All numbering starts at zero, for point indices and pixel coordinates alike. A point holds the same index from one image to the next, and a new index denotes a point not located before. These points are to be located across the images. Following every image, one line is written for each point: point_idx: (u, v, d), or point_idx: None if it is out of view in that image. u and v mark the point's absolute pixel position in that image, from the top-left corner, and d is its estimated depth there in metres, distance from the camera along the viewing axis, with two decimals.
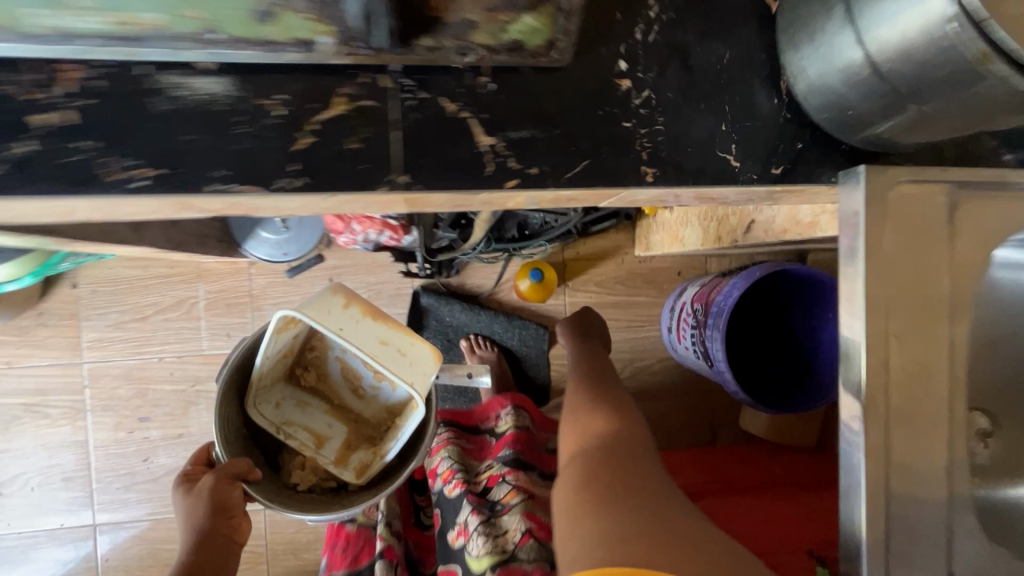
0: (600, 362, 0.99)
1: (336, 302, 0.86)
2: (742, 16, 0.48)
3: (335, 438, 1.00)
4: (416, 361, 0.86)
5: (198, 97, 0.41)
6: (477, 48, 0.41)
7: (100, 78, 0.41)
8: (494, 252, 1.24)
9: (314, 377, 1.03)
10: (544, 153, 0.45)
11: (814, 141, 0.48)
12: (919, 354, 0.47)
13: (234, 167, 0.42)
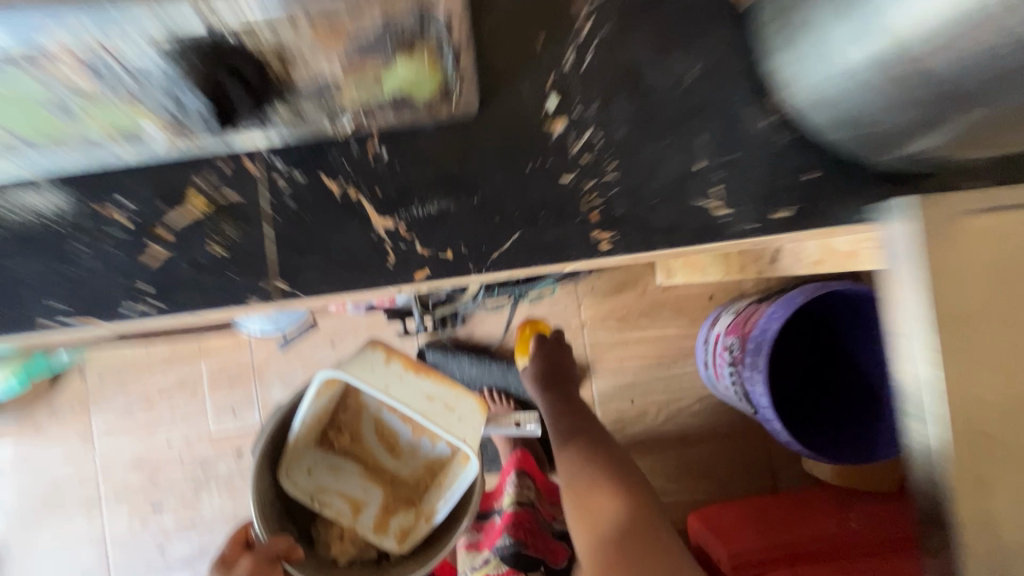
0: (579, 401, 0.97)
1: (377, 357, 0.75)
2: (716, 28, 0.58)
3: (372, 504, 0.83)
4: (464, 417, 0.76)
5: (42, 215, 0.59)
6: (356, 107, 0.52)
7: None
8: (499, 296, 1.13)
9: (348, 434, 0.84)
10: (460, 228, 0.60)
11: (832, 169, 0.58)
12: (987, 417, 0.43)
13: (73, 304, 0.59)
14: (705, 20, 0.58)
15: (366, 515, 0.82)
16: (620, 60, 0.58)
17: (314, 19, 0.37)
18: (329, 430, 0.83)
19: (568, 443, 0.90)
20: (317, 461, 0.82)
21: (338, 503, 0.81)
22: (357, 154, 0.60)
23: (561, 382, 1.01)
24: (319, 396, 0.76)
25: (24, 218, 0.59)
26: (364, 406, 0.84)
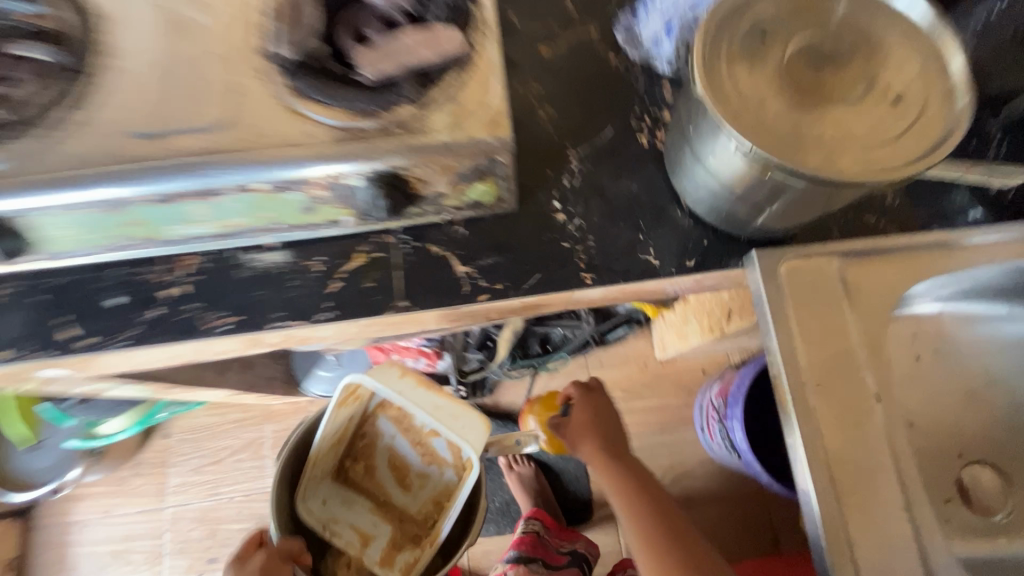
0: (646, 477, 0.85)
1: (389, 372, 0.81)
2: (644, 159, 0.63)
3: (380, 538, 0.89)
4: (468, 426, 0.80)
5: (268, 267, 0.61)
6: (449, 209, 0.61)
7: (111, 270, 0.61)
8: (520, 369, 1.35)
9: (364, 464, 0.93)
10: (502, 272, 0.61)
11: (717, 236, 0.60)
12: (843, 399, 0.53)
13: (237, 321, 0.59)
14: (632, 153, 0.63)
15: (373, 548, 0.88)
16: (592, 172, 0.63)
17: (430, 162, 0.54)
18: (345, 459, 0.92)
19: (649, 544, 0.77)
20: (332, 493, 0.90)
21: (348, 534, 0.88)
22: (453, 233, 0.62)
23: (620, 461, 0.86)
24: (341, 412, 0.83)
25: (250, 261, 0.61)
26: (377, 436, 0.90)
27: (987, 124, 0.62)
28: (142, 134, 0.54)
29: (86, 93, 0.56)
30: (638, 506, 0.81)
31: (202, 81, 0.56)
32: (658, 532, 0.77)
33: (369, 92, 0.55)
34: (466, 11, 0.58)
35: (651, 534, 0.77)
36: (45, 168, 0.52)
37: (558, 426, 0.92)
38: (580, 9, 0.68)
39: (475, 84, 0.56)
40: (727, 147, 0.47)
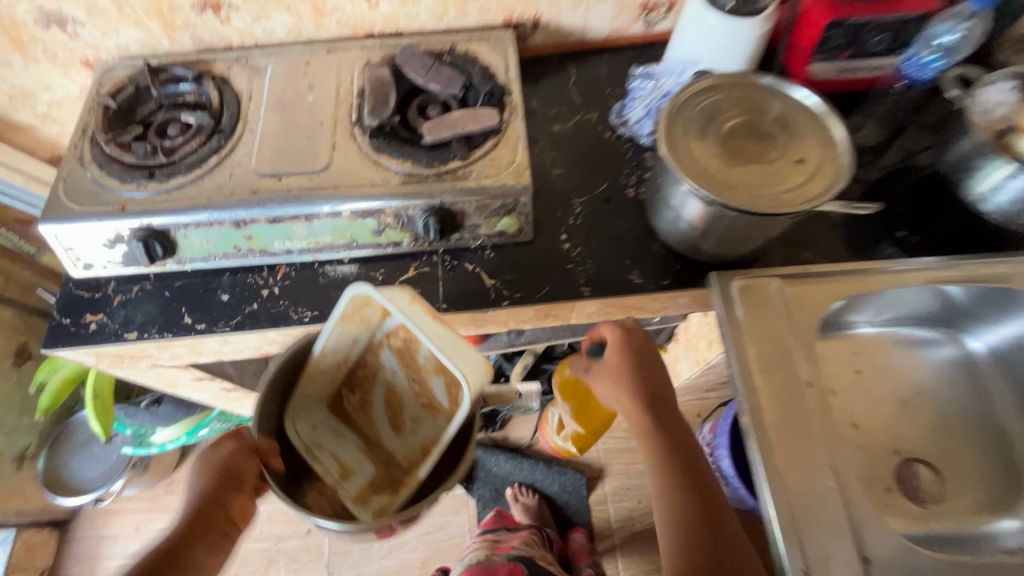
0: (690, 449, 0.68)
1: (397, 295, 0.67)
2: (631, 205, 0.83)
3: (361, 476, 0.77)
4: (467, 364, 0.67)
5: (342, 276, 0.80)
6: (483, 235, 0.79)
7: (223, 274, 0.80)
8: (529, 406, 1.48)
9: (359, 398, 0.81)
10: (521, 285, 0.79)
11: (687, 263, 0.78)
12: (780, 384, 0.68)
13: (315, 314, 0.77)
14: (622, 201, 0.83)
15: (354, 481, 0.76)
16: (592, 214, 0.82)
17: (471, 197, 0.74)
18: (343, 390, 0.81)
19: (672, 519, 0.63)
20: (324, 421, 0.79)
21: (329, 462, 0.75)
22: (485, 255, 0.81)
23: (663, 421, 0.69)
24: (347, 330, 0.73)
25: (329, 271, 0.80)
26: (378, 372, 0.79)
27: (893, 188, 0.80)
28: (266, 175, 0.75)
29: (228, 146, 0.78)
30: (673, 475, 0.65)
31: (310, 139, 0.78)
32: (688, 510, 0.63)
33: (429, 150, 0.77)
34: (500, 97, 0.81)
35: (683, 512, 0.63)
36: (198, 199, 0.74)
37: (584, 369, 0.77)
38: (583, 99, 0.92)
39: (505, 146, 0.77)
40: (682, 191, 0.67)
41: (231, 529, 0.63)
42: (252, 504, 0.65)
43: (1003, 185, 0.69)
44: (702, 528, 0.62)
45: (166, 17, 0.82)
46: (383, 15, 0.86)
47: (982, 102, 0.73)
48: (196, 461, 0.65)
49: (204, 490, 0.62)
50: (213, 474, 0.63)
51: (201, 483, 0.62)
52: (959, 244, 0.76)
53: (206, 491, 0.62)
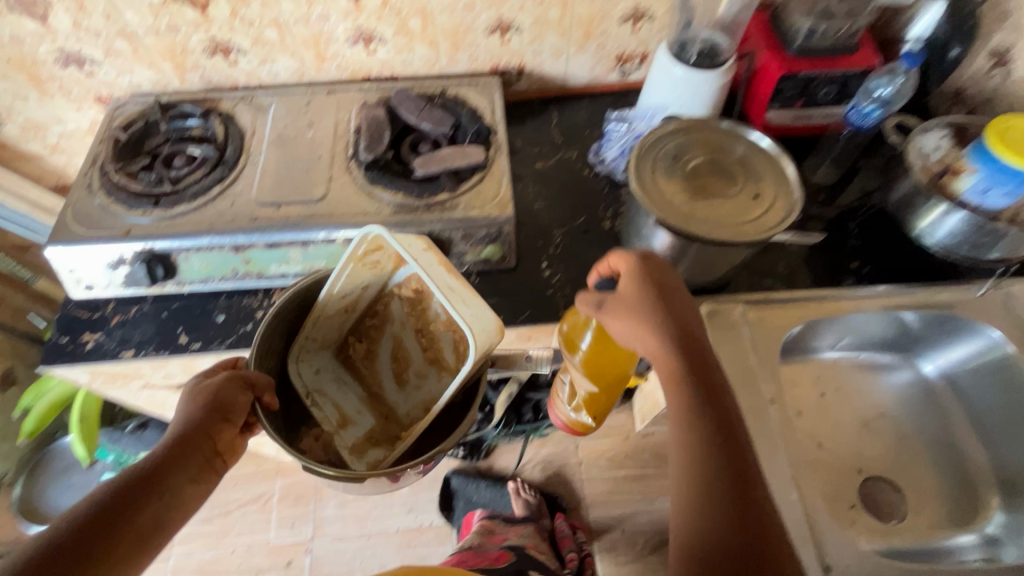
0: (727, 406, 0.55)
1: (415, 243, 0.72)
2: (607, 236, 0.89)
3: (360, 427, 0.84)
4: (477, 316, 0.68)
5: None
6: (469, 262, 0.85)
7: (219, 296, 0.83)
8: (514, 434, 1.50)
9: (366, 347, 0.88)
10: (503, 309, 0.83)
11: None
12: (745, 403, 0.72)
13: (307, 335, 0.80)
14: (599, 232, 0.89)
15: (353, 431, 0.83)
16: (571, 244, 0.88)
17: (458, 226, 0.79)
18: (349, 339, 0.87)
19: (694, 495, 0.52)
20: (330, 366, 0.86)
21: (329, 409, 0.83)
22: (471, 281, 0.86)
23: (694, 371, 0.56)
24: (358, 274, 0.77)
25: None
26: (388, 324, 0.86)
27: (847, 222, 0.87)
28: (266, 204, 0.81)
29: (231, 177, 0.84)
30: (701, 439, 0.53)
31: (309, 171, 0.84)
32: (716, 486, 0.51)
33: (420, 183, 0.83)
34: (486, 136, 0.88)
35: (708, 489, 0.51)
36: (201, 225, 0.79)
37: (597, 305, 0.63)
38: (564, 139, 0.99)
39: (490, 180, 0.84)
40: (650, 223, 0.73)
41: (216, 461, 0.61)
42: (236, 437, 0.64)
43: (940, 222, 0.76)
44: (733, 509, 0.50)
45: (178, 59, 0.89)
46: (381, 61, 0.94)
47: (919, 149, 0.80)
48: (183, 391, 0.63)
49: (190, 419, 0.59)
50: (199, 404, 0.61)
51: (186, 410, 0.60)
52: (911, 273, 0.81)
53: (193, 420, 0.59)
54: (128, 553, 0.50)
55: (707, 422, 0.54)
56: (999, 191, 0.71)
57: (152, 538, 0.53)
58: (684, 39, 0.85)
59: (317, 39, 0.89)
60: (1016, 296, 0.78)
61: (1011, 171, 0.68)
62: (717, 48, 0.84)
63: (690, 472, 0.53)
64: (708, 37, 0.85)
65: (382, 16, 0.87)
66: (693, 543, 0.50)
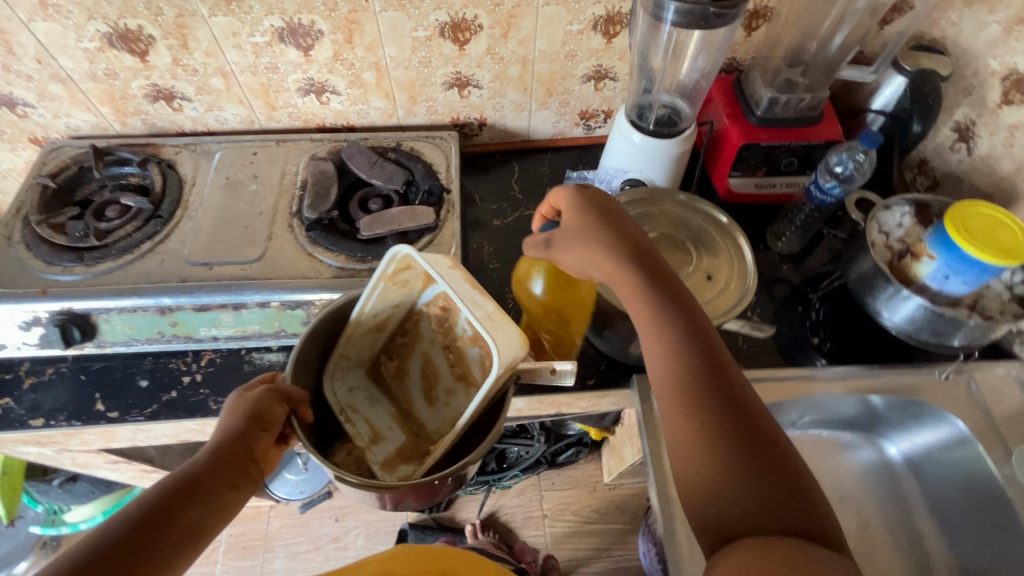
0: (695, 318, 0.53)
1: (439, 259, 0.67)
2: None
3: (391, 442, 0.75)
4: (504, 335, 0.62)
5: (269, 363, 0.78)
6: None
7: (144, 357, 0.77)
8: (475, 485, 1.44)
9: (398, 364, 0.80)
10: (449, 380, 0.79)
11: (612, 363, 0.79)
12: None
13: None
14: None
15: (383, 447, 0.74)
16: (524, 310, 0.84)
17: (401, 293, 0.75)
18: (382, 357, 0.79)
19: (685, 411, 0.49)
20: (360, 384, 0.78)
21: (361, 426, 0.74)
22: None
23: (654, 286, 0.54)
24: (389, 293, 0.71)
25: (257, 358, 0.78)
26: (417, 341, 0.78)
27: (809, 295, 0.84)
28: (198, 263, 0.76)
29: (164, 232, 0.79)
30: (679, 352, 0.51)
31: (248, 229, 0.80)
32: (705, 398, 0.48)
33: (364, 245, 0.79)
34: (439, 196, 0.85)
35: (693, 400, 0.48)
36: (125, 284, 0.74)
37: (550, 241, 0.61)
38: (524, 195, 0.96)
39: (439, 243, 0.80)
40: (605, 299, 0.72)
41: (253, 470, 0.56)
42: (275, 449, 0.59)
43: (898, 303, 0.73)
44: (726, 415, 0.47)
45: (118, 104, 0.85)
46: (334, 111, 0.90)
47: (880, 226, 0.78)
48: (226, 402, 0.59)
49: (228, 431, 0.55)
50: (239, 412, 0.56)
51: (226, 419, 0.56)
52: (872, 352, 0.79)
53: (231, 430, 0.55)
54: (169, 550, 0.48)
55: (677, 336, 0.51)
56: (960, 278, 0.68)
57: (188, 543, 0.49)
58: (643, 104, 0.83)
59: (266, 88, 0.85)
60: (977, 384, 0.76)
61: (971, 261, 0.66)
62: (675, 116, 0.82)
63: (675, 384, 0.50)
64: (667, 104, 0.83)
65: (334, 68, 0.83)
66: (693, 467, 0.47)
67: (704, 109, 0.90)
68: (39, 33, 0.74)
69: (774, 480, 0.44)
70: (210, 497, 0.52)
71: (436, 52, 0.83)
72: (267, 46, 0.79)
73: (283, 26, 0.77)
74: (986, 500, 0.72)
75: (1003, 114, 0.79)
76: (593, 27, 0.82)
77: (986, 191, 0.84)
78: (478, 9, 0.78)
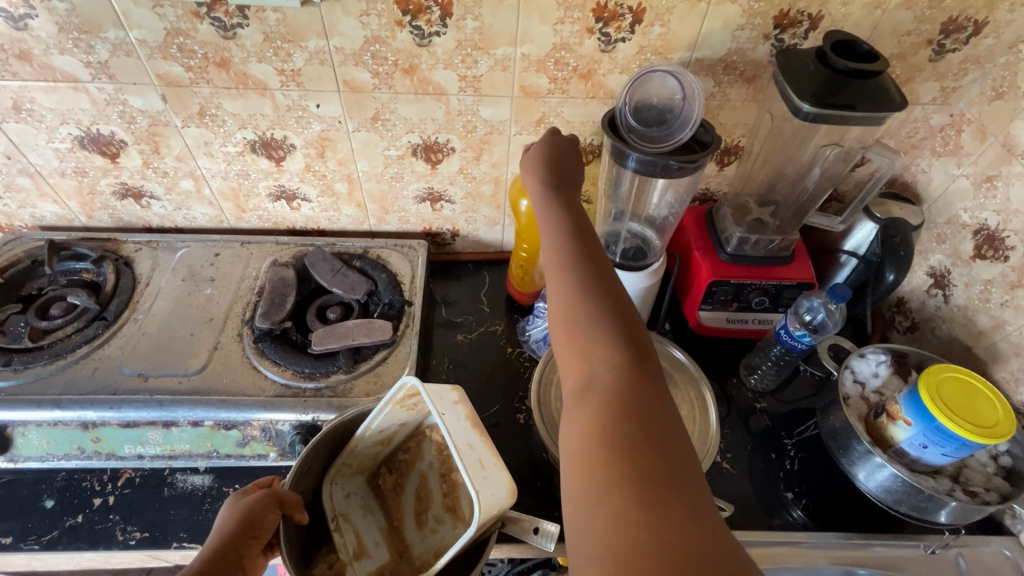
0: (585, 221, 0.57)
1: (444, 393, 0.61)
2: (518, 433, 0.78)
3: (374, 561, 0.64)
4: (489, 483, 0.56)
5: (192, 487, 0.71)
6: None
7: (58, 473, 0.71)
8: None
9: (395, 480, 0.71)
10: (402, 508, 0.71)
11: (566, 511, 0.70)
12: None
13: (145, 535, 0.67)
14: (510, 428, 0.78)
15: (366, 564, 0.63)
16: None
17: None
18: (380, 467, 0.71)
19: (561, 284, 0.50)
20: (358, 494, 0.69)
21: (348, 536, 0.64)
22: None
23: (554, 195, 0.60)
24: (396, 412, 0.66)
25: (182, 480, 0.72)
26: (417, 460, 0.72)
27: (783, 441, 0.79)
28: (133, 373, 0.72)
29: (105, 336, 0.76)
30: (564, 246, 0.53)
31: (193, 336, 0.77)
32: (579, 268, 0.51)
33: (314, 359, 0.75)
34: (400, 308, 0.82)
35: (570, 270, 0.51)
36: (49, 393, 0.69)
37: None
38: (492, 308, 0.93)
39: (393, 362, 0.76)
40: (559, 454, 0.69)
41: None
42: (261, 557, 0.56)
43: (875, 469, 0.67)
44: (595, 287, 0.49)
45: (85, 198, 0.85)
46: (304, 217, 0.90)
47: (853, 375, 0.75)
48: (224, 505, 0.57)
49: (221, 542, 0.53)
50: (229, 519, 0.54)
51: (219, 525, 0.54)
52: (851, 516, 0.72)
53: (223, 536, 0.53)
54: None
55: (563, 228, 0.55)
56: (939, 449, 0.63)
57: None
58: (613, 235, 0.83)
59: (236, 192, 0.85)
60: (966, 562, 0.68)
61: (950, 435, 0.61)
62: (643, 249, 0.81)
63: (558, 271, 0.51)
64: (636, 236, 0.83)
65: (305, 178, 0.83)
66: (562, 326, 0.48)
67: (675, 237, 0.89)
68: (12, 133, 0.75)
69: (631, 344, 0.46)
70: None
71: (408, 169, 0.83)
72: (239, 155, 0.80)
73: (255, 139, 0.78)
74: None
75: (977, 267, 0.77)
76: None
77: (963, 342, 0.80)
78: (450, 133, 0.79)
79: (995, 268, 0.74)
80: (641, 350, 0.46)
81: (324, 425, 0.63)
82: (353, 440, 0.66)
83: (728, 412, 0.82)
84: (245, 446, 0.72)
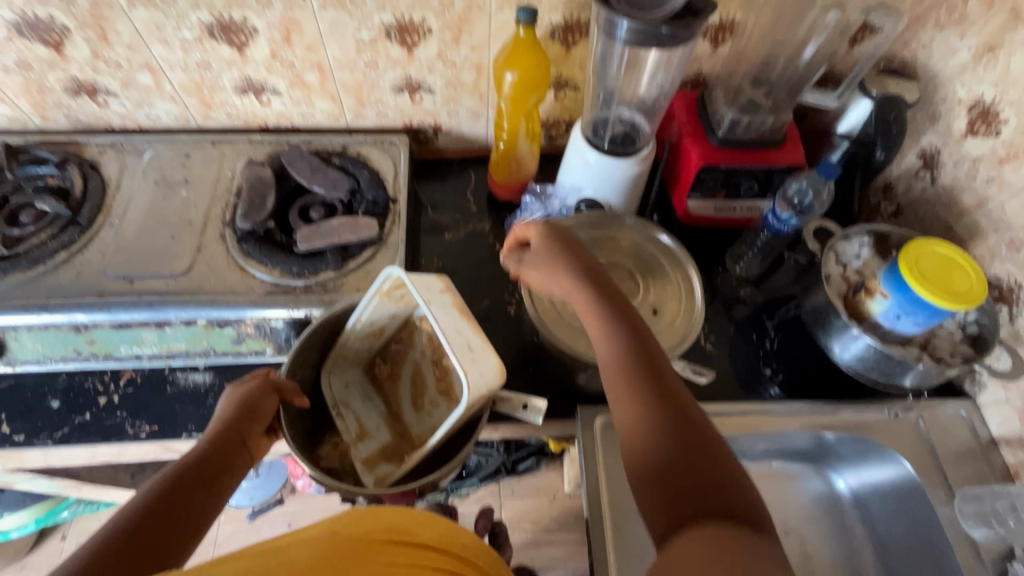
0: (644, 332, 0.55)
1: (431, 283, 0.62)
2: (509, 325, 0.80)
3: (376, 441, 0.68)
4: (478, 365, 0.58)
5: (196, 384, 0.73)
6: None
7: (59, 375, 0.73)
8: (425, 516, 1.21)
9: (391, 368, 0.73)
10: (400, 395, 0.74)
11: (557, 393, 0.74)
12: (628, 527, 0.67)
13: (156, 428, 0.70)
14: (502, 320, 0.80)
15: (367, 445, 0.67)
16: None
17: None
18: (376, 358, 0.73)
19: (632, 403, 0.48)
20: (357, 382, 0.72)
21: (350, 421, 0.68)
22: None
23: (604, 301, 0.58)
24: (384, 305, 0.66)
25: (184, 377, 0.73)
26: (410, 349, 0.71)
27: (764, 321, 0.82)
28: (118, 276, 0.71)
29: (82, 242, 0.74)
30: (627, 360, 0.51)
31: (173, 240, 0.75)
32: (647, 386, 0.49)
33: (301, 258, 0.74)
34: (384, 206, 0.80)
35: (637, 387, 0.49)
36: (35, 299, 0.68)
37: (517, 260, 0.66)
38: (479, 206, 0.91)
39: (381, 258, 0.76)
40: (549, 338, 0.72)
41: (244, 451, 0.55)
42: (263, 440, 0.58)
43: (847, 342, 0.71)
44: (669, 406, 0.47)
45: (35, 97, 0.79)
46: (276, 113, 0.85)
47: (837, 255, 0.76)
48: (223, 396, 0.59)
49: (221, 423, 0.55)
50: (230, 405, 0.57)
51: (220, 412, 0.57)
52: (823, 385, 0.77)
53: (224, 417, 0.55)
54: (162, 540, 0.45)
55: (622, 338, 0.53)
56: (911, 319, 0.66)
57: (185, 534, 0.47)
58: (601, 120, 0.79)
59: (199, 86, 0.79)
60: (925, 424, 0.75)
61: (925, 303, 0.63)
62: (632, 134, 0.78)
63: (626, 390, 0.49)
64: (625, 121, 0.80)
65: (272, 67, 0.78)
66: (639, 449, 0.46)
67: (665, 122, 0.86)
68: None
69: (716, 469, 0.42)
70: (199, 476, 0.50)
71: (383, 55, 0.78)
72: (197, 42, 0.73)
73: (213, 21, 0.71)
74: (924, 547, 0.71)
75: (967, 145, 0.76)
76: (550, 36, 0.77)
77: (945, 223, 0.81)
78: (425, 10, 0.73)
79: (986, 144, 0.74)
80: (728, 477, 0.42)
81: (313, 319, 0.65)
82: (344, 334, 0.68)
83: (713, 298, 0.84)
84: (241, 344, 0.72)
